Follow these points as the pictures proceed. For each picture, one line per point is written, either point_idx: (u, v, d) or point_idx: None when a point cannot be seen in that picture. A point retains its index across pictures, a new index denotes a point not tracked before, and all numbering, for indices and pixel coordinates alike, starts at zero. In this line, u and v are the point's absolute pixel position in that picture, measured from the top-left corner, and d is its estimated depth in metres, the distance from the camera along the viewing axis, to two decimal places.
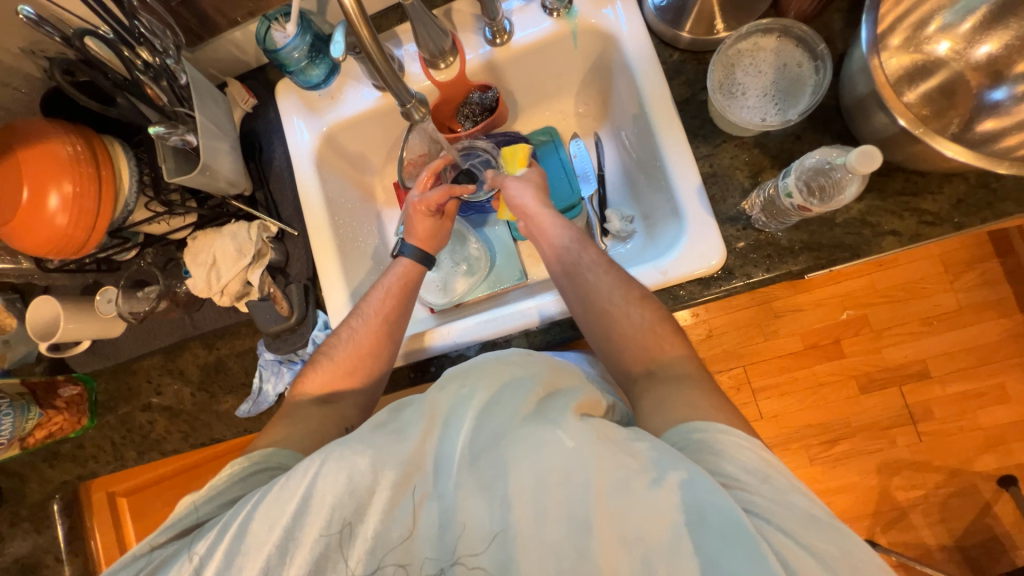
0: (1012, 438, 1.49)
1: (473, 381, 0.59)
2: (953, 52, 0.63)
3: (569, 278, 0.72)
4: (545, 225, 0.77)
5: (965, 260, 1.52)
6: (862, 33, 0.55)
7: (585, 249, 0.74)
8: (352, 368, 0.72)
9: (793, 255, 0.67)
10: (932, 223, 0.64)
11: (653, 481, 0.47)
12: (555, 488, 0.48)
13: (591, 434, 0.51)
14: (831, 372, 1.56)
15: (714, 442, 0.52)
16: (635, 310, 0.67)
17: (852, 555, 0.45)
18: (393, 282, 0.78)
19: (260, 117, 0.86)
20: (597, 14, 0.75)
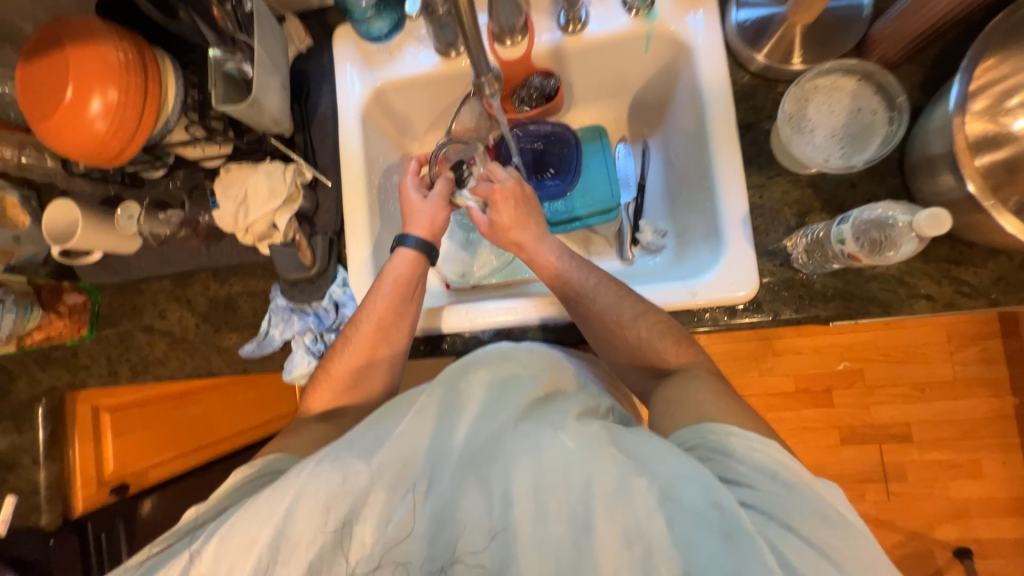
0: (978, 513, 1.52)
1: (471, 374, 0.58)
2: None
3: (572, 302, 0.72)
4: (535, 250, 0.76)
5: (970, 334, 1.53)
6: (951, 92, 0.54)
7: (570, 281, 0.73)
8: (350, 382, 0.74)
9: (823, 300, 0.67)
10: (968, 295, 0.64)
11: (652, 485, 0.48)
12: (555, 486, 0.49)
13: (587, 435, 0.52)
14: (817, 418, 1.58)
15: (724, 436, 0.52)
16: (641, 326, 0.67)
17: (861, 554, 0.45)
18: (392, 280, 0.75)
19: (313, 60, 0.84)
20: (678, 21, 0.73)
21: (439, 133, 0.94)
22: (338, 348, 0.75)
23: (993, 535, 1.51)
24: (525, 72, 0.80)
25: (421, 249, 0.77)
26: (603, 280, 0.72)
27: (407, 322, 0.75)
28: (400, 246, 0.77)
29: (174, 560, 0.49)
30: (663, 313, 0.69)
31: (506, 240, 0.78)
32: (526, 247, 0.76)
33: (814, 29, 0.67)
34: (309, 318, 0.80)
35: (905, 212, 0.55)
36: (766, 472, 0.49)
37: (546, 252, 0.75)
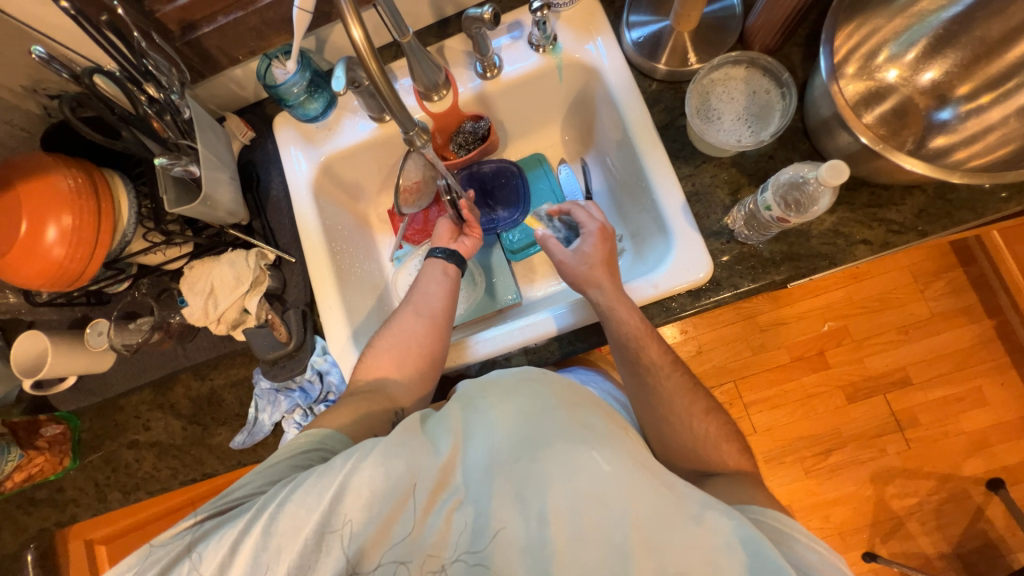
0: (995, 440, 1.53)
1: (501, 401, 0.58)
2: (901, 79, 0.70)
3: (630, 368, 0.71)
4: (612, 307, 0.70)
5: (933, 270, 1.60)
6: (821, 62, 0.61)
7: (646, 349, 0.70)
8: (396, 360, 0.72)
9: (775, 266, 0.71)
10: (898, 232, 0.69)
11: (692, 519, 0.49)
12: (593, 510, 0.49)
13: (628, 462, 0.51)
14: (820, 383, 1.60)
15: (790, 532, 0.55)
16: (673, 382, 0.70)
17: None
18: (421, 283, 0.80)
19: (258, 149, 0.88)
20: (581, 50, 0.80)
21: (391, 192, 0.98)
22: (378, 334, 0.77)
23: (1017, 459, 1.52)
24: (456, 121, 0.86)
25: (455, 260, 0.81)
26: (668, 356, 0.71)
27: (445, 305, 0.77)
28: (434, 257, 0.81)
29: (227, 529, 0.53)
30: (643, 317, 0.71)
31: (584, 277, 0.73)
32: (603, 290, 0.71)
33: (698, 33, 0.75)
34: (296, 394, 0.80)
35: (812, 168, 0.61)
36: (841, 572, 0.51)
37: (627, 313, 0.70)
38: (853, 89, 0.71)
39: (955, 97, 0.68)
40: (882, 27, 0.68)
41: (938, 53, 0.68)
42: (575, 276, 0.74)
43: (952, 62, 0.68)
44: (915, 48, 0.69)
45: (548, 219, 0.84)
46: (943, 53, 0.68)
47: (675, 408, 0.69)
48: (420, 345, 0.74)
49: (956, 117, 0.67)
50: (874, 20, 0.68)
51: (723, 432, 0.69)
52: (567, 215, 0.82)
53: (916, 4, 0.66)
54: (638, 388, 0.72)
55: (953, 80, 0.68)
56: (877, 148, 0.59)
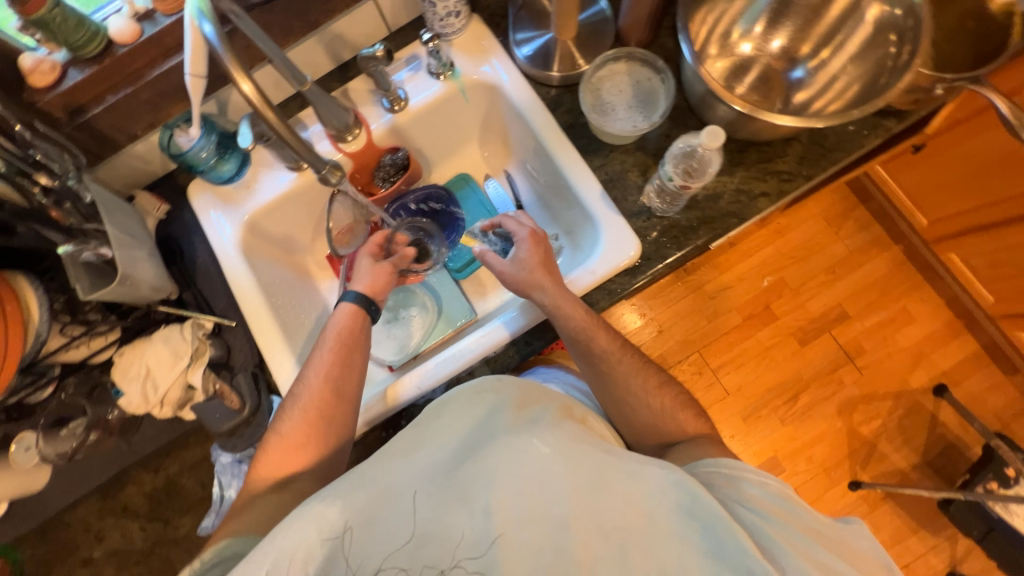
0: (930, 350, 1.69)
1: (440, 418, 0.60)
2: (756, 50, 0.79)
3: (587, 360, 0.76)
4: (558, 305, 0.73)
5: (840, 212, 1.78)
6: (685, 48, 0.69)
7: (594, 340, 0.74)
8: (306, 438, 0.70)
9: (694, 231, 0.77)
10: (789, 180, 0.77)
11: (625, 478, 0.54)
12: (535, 493, 0.52)
13: (564, 441, 0.56)
14: (773, 335, 1.73)
15: (740, 475, 0.62)
16: (624, 359, 0.76)
17: (852, 547, 0.57)
18: (336, 331, 0.77)
19: (176, 221, 0.86)
20: (478, 71, 0.85)
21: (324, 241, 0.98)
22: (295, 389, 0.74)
23: (952, 363, 1.68)
24: (374, 159, 0.88)
25: (364, 302, 0.79)
26: (617, 341, 0.76)
27: (355, 375, 0.75)
28: (342, 301, 0.79)
29: None
30: (589, 309, 0.75)
31: (528, 281, 0.75)
32: (546, 291, 0.74)
33: (580, 40, 0.82)
34: None
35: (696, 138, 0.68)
36: (788, 504, 0.58)
37: (572, 308, 0.74)
38: (721, 65, 0.79)
39: (802, 57, 0.78)
40: (731, 8, 0.77)
41: (781, 23, 0.78)
42: (516, 283, 0.76)
43: (793, 30, 0.78)
44: (761, 22, 0.78)
45: (483, 233, 0.87)
46: (784, 23, 0.78)
47: (624, 381, 0.75)
48: (344, 391, 0.73)
49: (806, 74, 0.77)
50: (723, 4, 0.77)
51: (671, 394, 0.76)
52: (500, 228, 0.84)
53: None
54: (598, 371, 0.75)
55: (797, 44, 0.78)
56: (752, 113, 0.67)
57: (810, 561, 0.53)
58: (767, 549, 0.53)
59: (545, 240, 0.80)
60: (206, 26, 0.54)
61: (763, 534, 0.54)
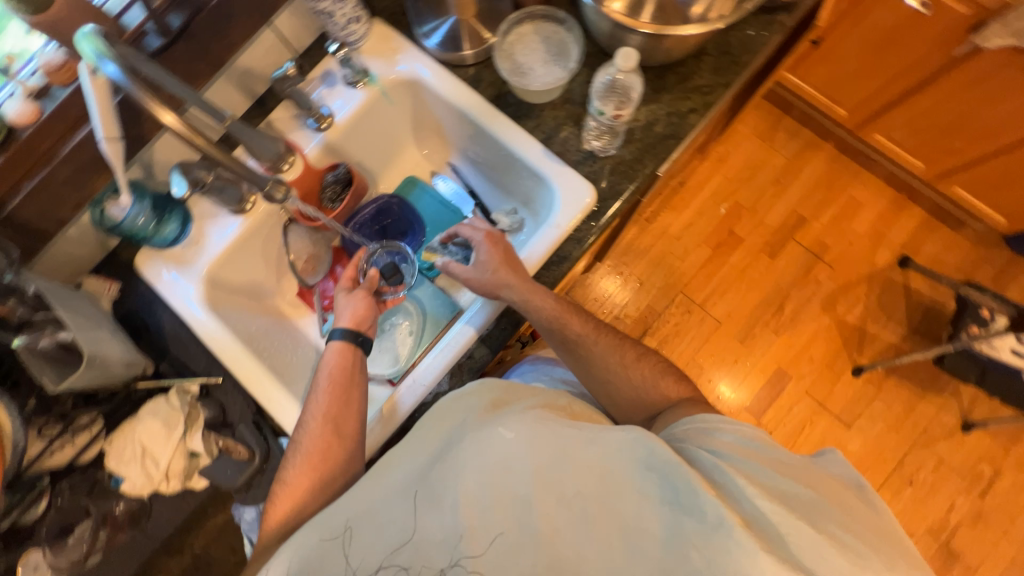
0: (885, 228, 1.79)
1: (419, 431, 0.68)
2: None
3: (567, 348, 0.82)
4: (527, 299, 0.74)
5: (769, 128, 1.89)
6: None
7: (569, 325, 0.79)
8: (311, 482, 0.70)
9: (640, 161, 0.80)
10: (711, 91, 0.81)
11: (584, 447, 0.61)
12: (501, 476, 0.59)
13: (527, 424, 0.62)
14: (744, 256, 1.81)
15: (712, 427, 0.68)
16: (598, 338, 0.82)
17: (818, 477, 0.61)
18: (329, 372, 0.76)
19: (132, 297, 0.83)
20: (394, 70, 0.86)
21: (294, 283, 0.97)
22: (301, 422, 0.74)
23: (907, 234, 1.78)
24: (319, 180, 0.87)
25: (350, 337, 0.77)
26: (590, 324, 0.82)
27: (355, 410, 0.74)
28: (331, 341, 0.78)
29: None
30: (556, 297, 0.78)
31: (492, 282, 0.75)
32: (512, 288, 0.75)
33: (483, 14, 0.84)
34: None
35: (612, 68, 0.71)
36: (750, 445, 0.63)
37: (541, 300, 0.75)
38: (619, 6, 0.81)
39: None
40: None
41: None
42: (482, 286, 0.76)
43: None
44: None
45: (444, 247, 0.87)
46: None
47: (603, 363, 0.81)
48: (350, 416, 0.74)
49: None
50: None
51: (649, 364, 0.82)
52: (457, 238, 0.85)
53: None
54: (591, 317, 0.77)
55: None
56: (664, 32, 0.70)
57: (769, 491, 0.57)
58: (719, 485, 0.58)
59: (503, 239, 0.79)
60: (108, 67, 0.54)
61: (723, 474, 0.59)
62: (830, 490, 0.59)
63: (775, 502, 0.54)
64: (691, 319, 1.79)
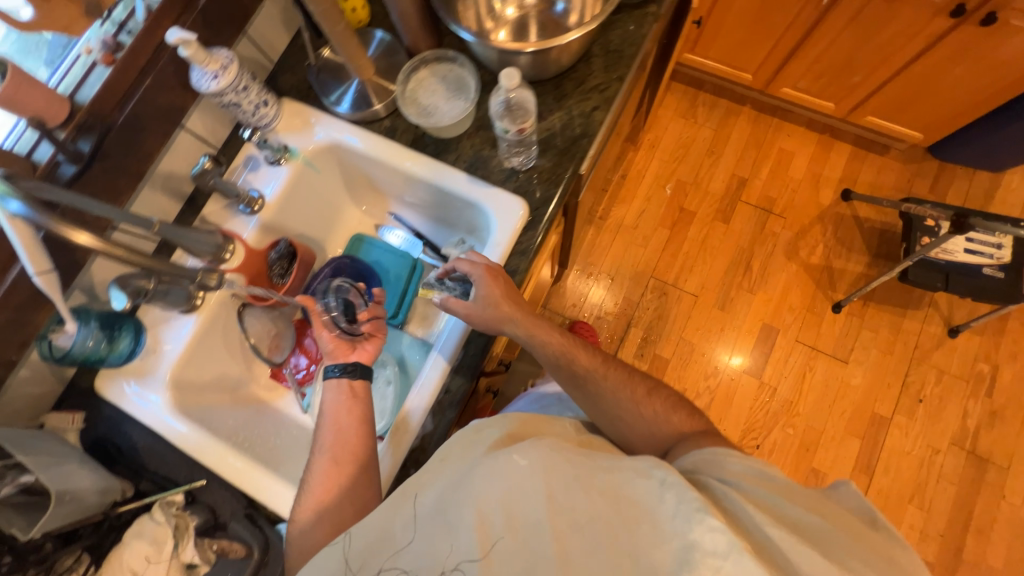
0: (821, 170, 1.88)
1: (434, 463, 0.66)
2: (521, 7, 0.86)
3: (578, 388, 0.81)
4: (533, 334, 0.80)
5: (689, 106, 1.99)
6: (463, 34, 0.75)
7: (576, 360, 0.82)
8: (323, 518, 0.69)
9: (561, 166, 0.84)
10: (608, 87, 0.86)
11: (601, 479, 0.59)
12: (512, 504, 0.58)
13: (543, 452, 0.61)
14: (700, 228, 1.87)
15: (724, 457, 0.67)
16: (609, 373, 0.82)
17: (833, 513, 0.59)
18: (329, 410, 0.76)
19: (99, 422, 0.81)
20: (312, 140, 0.90)
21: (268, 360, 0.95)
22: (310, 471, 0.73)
23: (842, 170, 1.87)
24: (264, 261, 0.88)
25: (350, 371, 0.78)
26: (597, 359, 0.83)
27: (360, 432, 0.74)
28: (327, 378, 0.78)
29: None
30: (562, 333, 0.84)
31: (495, 317, 0.76)
32: (517, 322, 0.77)
33: (382, 70, 0.89)
34: None
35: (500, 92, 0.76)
36: (764, 476, 0.62)
37: (546, 335, 0.82)
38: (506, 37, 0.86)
39: None
40: None
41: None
42: (486, 321, 0.77)
43: None
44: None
45: (440, 283, 0.87)
46: None
47: (614, 400, 0.79)
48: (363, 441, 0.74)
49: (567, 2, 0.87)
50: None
51: (660, 401, 0.81)
52: (454, 272, 0.84)
53: None
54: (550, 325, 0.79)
55: None
56: (548, 46, 0.75)
57: (781, 522, 0.57)
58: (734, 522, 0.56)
59: (502, 271, 0.78)
60: (9, 205, 0.55)
61: (730, 499, 0.59)
62: (851, 526, 0.57)
63: (785, 532, 0.54)
64: (669, 300, 1.81)
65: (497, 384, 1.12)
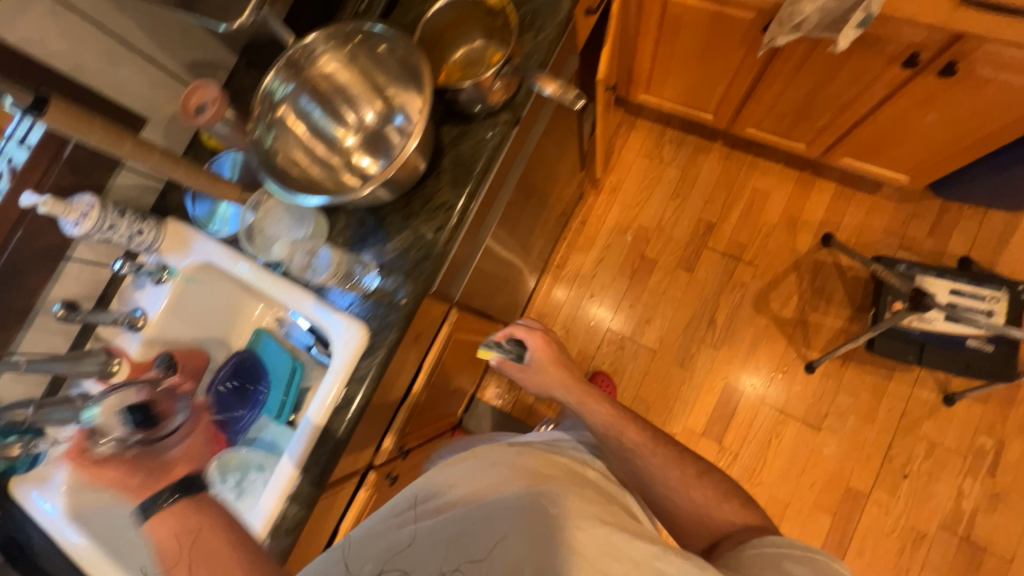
0: (800, 212, 1.71)
1: (472, 477, 0.72)
2: (364, 130, 0.85)
3: (623, 459, 0.84)
4: (583, 401, 0.92)
5: (654, 144, 1.86)
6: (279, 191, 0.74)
7: (624, 433, 0.86)
8: None
9: (402, 290, 0.83)
10: (452, 206, 0.84)
11: (634, 554, 0.62)
12: (535, 543, 0.62)
13: (569, 505, 0.66)
14: (662, 278, 1.77)
15: (801, 555, 0.65)
16: (653, 451, 0.84)
17: None
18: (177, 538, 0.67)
19: (9, 521, 0.92)
20: (189, 259, 0.95)
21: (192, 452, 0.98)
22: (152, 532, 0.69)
23: (824, 212, 1.69)
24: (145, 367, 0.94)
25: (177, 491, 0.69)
26: (645, 434, 0.86)
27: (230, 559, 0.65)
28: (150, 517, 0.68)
29: None
30: (614, 405, 0.91)
31: (543, 383, 0.97)
32: (562, 387, 0.95)
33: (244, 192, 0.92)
34: None
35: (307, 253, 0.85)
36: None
37: (596, 405, 0.91)
38: (370, 160, 0.86)
39: None
40: None
41: (357, 102, 0.84)
42: (535, 386, 0.99)
43: None
44: (347, 109, 0.84)
45: (498, 345, 1.01)
46: (363, 101, 0.84)
47: (658, 475, 0.82)
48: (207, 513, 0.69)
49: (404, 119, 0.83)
50: (312, 147, 0.83)
51: (712, 486, 0.81)
52: (510, 335, 1.01)
53: (316, 102, 0.82)
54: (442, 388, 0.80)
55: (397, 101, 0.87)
56: (388, 174, 0.76)
57: None
58: None
59: (552, 342, 1.01)
60: None
61: None
62: None
63: None
64: (627, 354, 1.73)
65: (396, 470, 1.14)
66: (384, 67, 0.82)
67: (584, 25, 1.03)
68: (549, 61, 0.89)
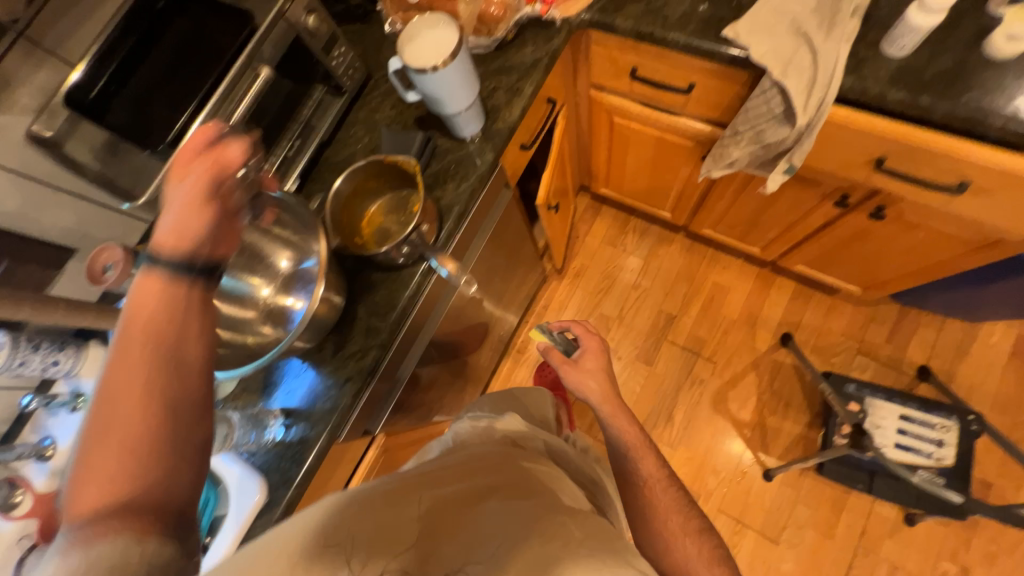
0: (759, 308, 1.70)
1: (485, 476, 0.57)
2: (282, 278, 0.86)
3: (622, 484, 0.81)
4: (611, 417, 0.88)
5: (618, 231, 1.88)
6: None
7: (640, 462, 0.81)
8: None
9: (307, 444, 0.82)
10: (362, 357, 0.84)
11: None
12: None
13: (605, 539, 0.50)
14: (622, 368, 1.74)
15: None
16: (657, 491, 0.77)
17: None
18: None
19: None
20: None
21: (155, 401, 0.45)
22: (82, 438, 0.43)
23: (783, 310, 1.68)
24: (223, 232, 0.53)
25: None
26: (662, 471, 0.80)
27: None
28: None
29: None
30: (640, 432, 0.86)
31: (574, 384, 0.94)
32: (590, 390, 0.92)
33: None
34: None
35: None
36: None
37: (622, 423, 0.87)
38: (293, 299, 0.84)
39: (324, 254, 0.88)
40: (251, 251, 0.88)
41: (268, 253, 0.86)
42: (570, 381, 0.95)
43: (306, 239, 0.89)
44: (261, 263, 0.86)
45: (550, 332, 1.02)
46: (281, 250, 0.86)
47: (660, 515, 0.75)
48: None
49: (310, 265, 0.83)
50: (230, 312, 0.83)
51: (705, 545, 0.70)
52: (566, 331, 1.02)
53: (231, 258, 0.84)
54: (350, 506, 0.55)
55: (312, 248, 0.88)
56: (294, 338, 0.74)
57: None
58: None
59: (603, 352, 0.99)
60: None
61: None
62: None
63: None
64: None
65: None
66: (286, 224, 0.83)
67: (519, 159, 1.06)
68: (469, 209, 0.91)
